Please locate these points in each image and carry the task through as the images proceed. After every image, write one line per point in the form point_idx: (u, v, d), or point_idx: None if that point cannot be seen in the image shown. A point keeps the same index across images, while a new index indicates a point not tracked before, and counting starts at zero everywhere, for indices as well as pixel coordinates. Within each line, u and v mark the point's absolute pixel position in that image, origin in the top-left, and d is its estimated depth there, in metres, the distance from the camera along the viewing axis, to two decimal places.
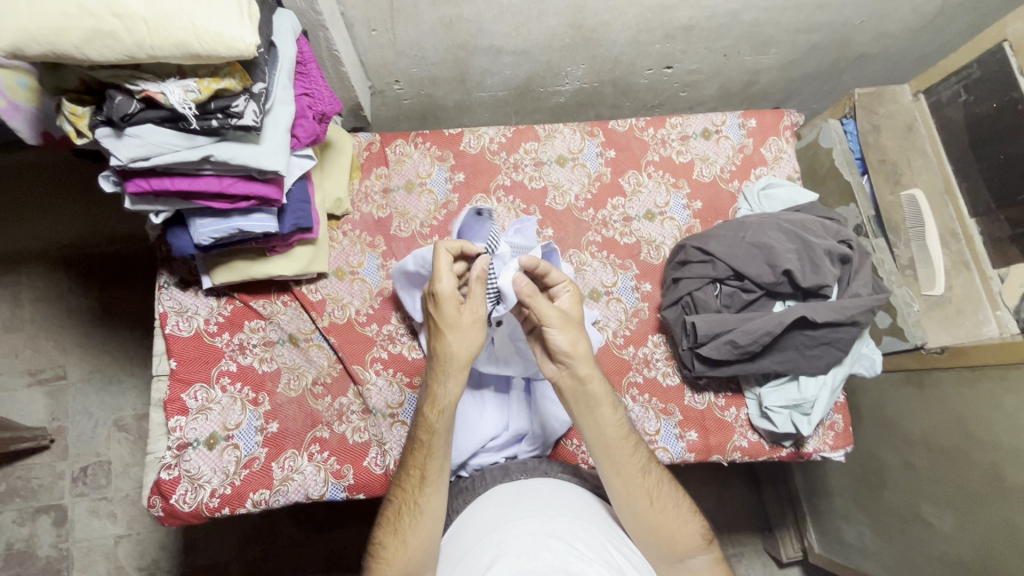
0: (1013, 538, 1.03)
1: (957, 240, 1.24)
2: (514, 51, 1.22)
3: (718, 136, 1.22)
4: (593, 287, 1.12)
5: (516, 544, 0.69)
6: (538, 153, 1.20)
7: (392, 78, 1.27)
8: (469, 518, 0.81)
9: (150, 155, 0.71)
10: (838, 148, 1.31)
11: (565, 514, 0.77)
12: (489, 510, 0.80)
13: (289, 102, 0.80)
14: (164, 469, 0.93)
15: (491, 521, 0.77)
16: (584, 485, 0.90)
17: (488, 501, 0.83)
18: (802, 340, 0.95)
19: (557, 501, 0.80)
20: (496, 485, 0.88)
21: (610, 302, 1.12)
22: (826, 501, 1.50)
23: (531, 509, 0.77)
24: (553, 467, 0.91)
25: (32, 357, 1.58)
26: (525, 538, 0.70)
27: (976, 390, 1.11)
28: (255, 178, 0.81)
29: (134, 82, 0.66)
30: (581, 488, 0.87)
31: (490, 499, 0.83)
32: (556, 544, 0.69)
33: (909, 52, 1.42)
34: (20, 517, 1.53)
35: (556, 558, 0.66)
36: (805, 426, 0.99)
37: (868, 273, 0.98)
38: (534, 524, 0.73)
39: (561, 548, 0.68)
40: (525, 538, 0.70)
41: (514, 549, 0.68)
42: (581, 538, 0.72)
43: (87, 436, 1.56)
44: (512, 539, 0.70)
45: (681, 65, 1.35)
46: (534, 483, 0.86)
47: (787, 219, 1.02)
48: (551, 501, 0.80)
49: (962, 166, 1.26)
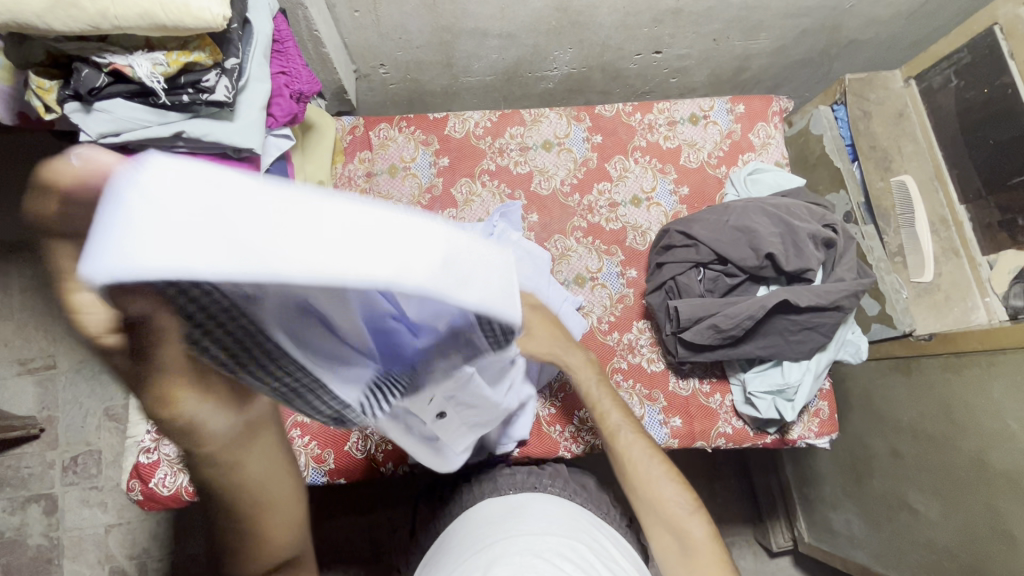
0: (996, 526, 1.03)
1: (947, 227, 1.24)
2: (500, 34, 1.21)
3: (705, 121, 1.21)
4: (578, 273, 1.12)
5: (503, 563, 0.67)
6: (524, 137, 1.18)
7: (378, 62, 1.26)
8: (463, 526, 0.82)
9: (121, 131, 0.70)
10: (828, 135, 1.30)
11: (554, 534, 0.75)
12: (479, 527, 0.79)
13: (265, 79, 0.79)
14: (143, 453, 0.93)
15: (479, 539, 0.75)
16: (573, 497, 0.90)
17: (477, 516, 0.83)
18: (785, 325, 0.95)
19: (547, 519, 0.79)
20: (485, 498, 0.88)
21: (595, 287, 1.12)
22: (817, 492, 1.51)
23: (518, 528, 0.76)
24: (542, 479, 0.91)
25: (22, 346, 1.57)
26: (513, 557, 0.68)
27: (961, 377, 1.11)
28: (230, 156, 0.81)
29: (102, 55, 0.66)
30: (572, 505, 0.87)
31: (479, 515, 0.83)
32: (541, 564, 0.67)
33: (900, 37, 1.40)
34: (11, 505, 1.53)
35: None
36: (789, 412, 0.99)
37: (853, 257, 0.97)
38: (522, 544, 0.71)
39: (547, 568, 0.66)
40: (512, 557, 0.68)
41: (502, 568, 0.66)
42: (569, 558, 0.70)
43: (77, 425, 1.56)
44: (498, 558, 0.68)
45: (671, 49, 1.34)
46: (524, 499, 0.85)
47: (772, 204, 1.01)
48: (540, 519, 0.79)
49: (951, 152, 1.25)
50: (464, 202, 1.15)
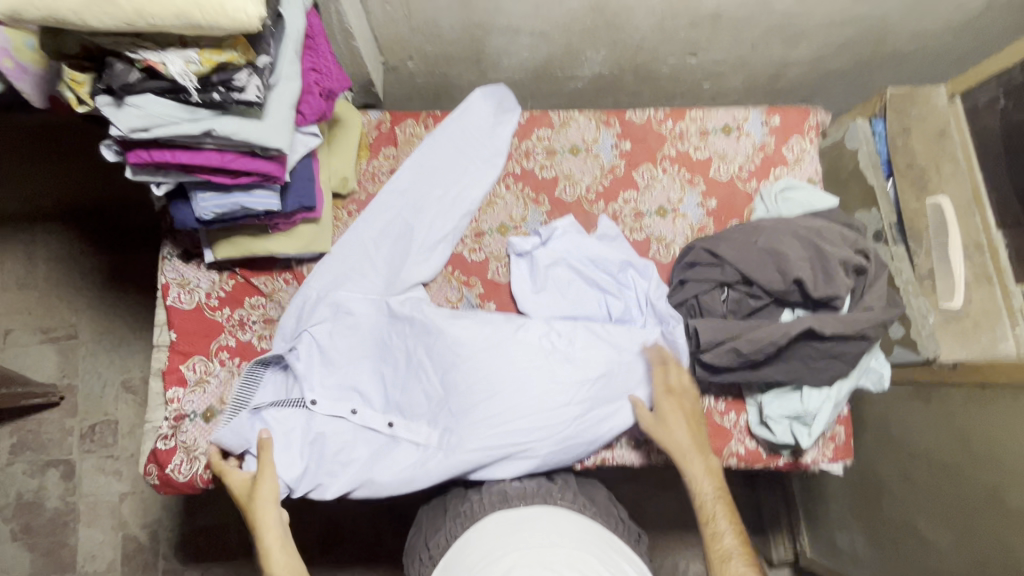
0: (1009, 559, 1.02)
1: (981, 252, 1.19)
2: (532, 32, 1.19)
3: (739, 133, 1.18)
4: (660, 205, 1.15)
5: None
6: (550, 141, 1.16)
7: (406, 55, 1.25)
8: (474, 553, 0.77)
9: (151, 127, 0.70)
10: (864, 151, 1.26)
11: (565, 546, 0.75)
12: (486, 538, 0.80)
13: (296, 77, 0.78)
14: (161, 439, 0.96)
15: (489, 551, 0.76)
16: (584, 511, 0.87)
17: (484, 528, 0.82)
18: (809, 352, 0.93)
19: (555, 532, 0.79)
20: (494, 511, 0.86)
21: (677, 219, 1.14)
22: (823, 510, 1.50)
23: (527, 541, 0.76)
24: (552, 492, 0.90)
25: (45, 315, 1.60)
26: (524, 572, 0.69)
27: (984, 410, 1.09)
28: (258, 154, 0.79)
29: (135, 51, 0.65)
30: (584, 520, 0.85)
31: (486, 526, 0.82)
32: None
33: (947, 51, 1.35)
34: (31, 468, 1.57)
35: None
36: (804, 438, 0.97)
37: (883, 287, 0.95)
38: (534, 558, 0.72)
39: None
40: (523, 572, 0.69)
41: None
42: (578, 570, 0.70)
43: (95, 395, 1.59)
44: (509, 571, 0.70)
45: (706, 54, 1.30)
46: (535, 512, 0.84)
47: (803, 226, 0.98)
48: (550, 532, 0.78)
49: (992, 176, 1.20)
50: (486, 204, 1.13)
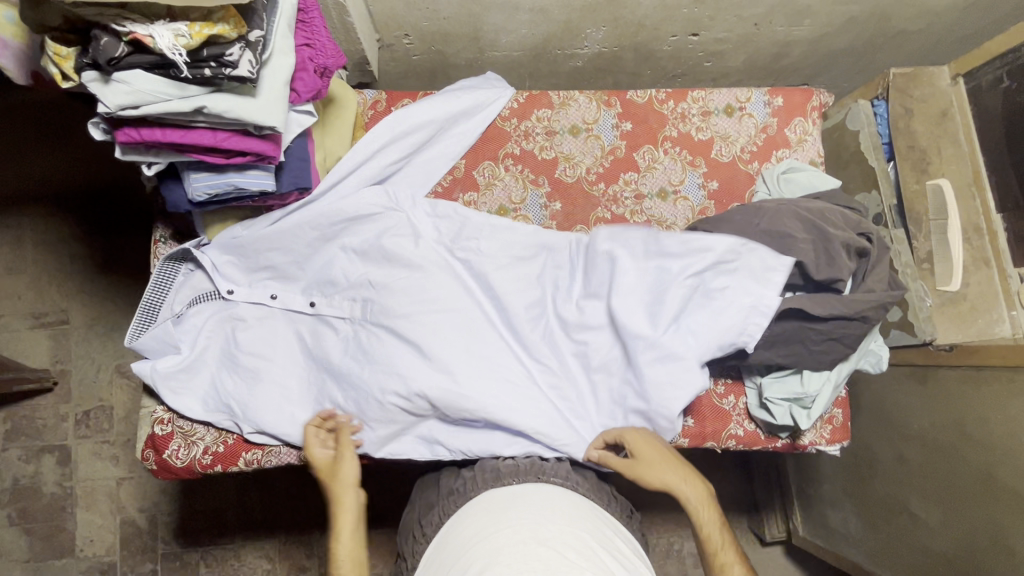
0: (997, 535, 1.05)
1: (980, 235, 1.20)
2: (532, 8, 1.16)
3: (741, 113, 1.16)
4: (728, 103, 1.16)
5: (507, 552, 0.67)
6: (550, 121, 1.14)
7: (402, 31, 1.21)
8: (467, 531, 0.76)
9: (140, 104, 0.67)
10: (866, 132, 1.23)
11: (558, 522, 0.75)
12: (478, 517, 0.78)
13: (289, 52, 0.75)
14: (158, 425, 0.99)
15: (482, 528, 0.75)
16: (577, 488, 0.88)
17: (477, 507, 0.81)
18: (808, 335, 0.93)
19: (549, 509, 0.78)
20: (489, 488, 0.87)
21: (743, 117, 1.16)
22: (816, 489, 1.52)
23: (522, 517, 0.75)
24: (546, 470, 0.91)
25: (36, 300, 1.58)
26: (517, 546, 0.68)
27: (977, 392, 1.10)
28: (251, 134, 0.77)
29: (121, 23, 0.63)
30: (576, 496, 0.86)
31: (479, 506, 0.81)
32: (546, 553, 0.66)
33: (952, 31, 1.33)
34: (26, 454, 1.56)
35: (547, 568, 0.63)
36: (803, 420, 0.98)
37: (885, 268, 0.94)
38: (527, 532, 0.71)
39: (553, 558, 0.66)
40: (517, 546, 0.68)
41: (507, 557, 0.66)
42: (573, 546, 0.69)
43: (89, 380, 1.58)
44: (503, 547, 0.68)
45: (708, 32, 1.28)
46: (529, 490, 0.85)
47: (805, 207, 0.97)
48: (544, 509, 0.78)
49: (994, 158, 1.20)
50: (485, 186, 1.12)
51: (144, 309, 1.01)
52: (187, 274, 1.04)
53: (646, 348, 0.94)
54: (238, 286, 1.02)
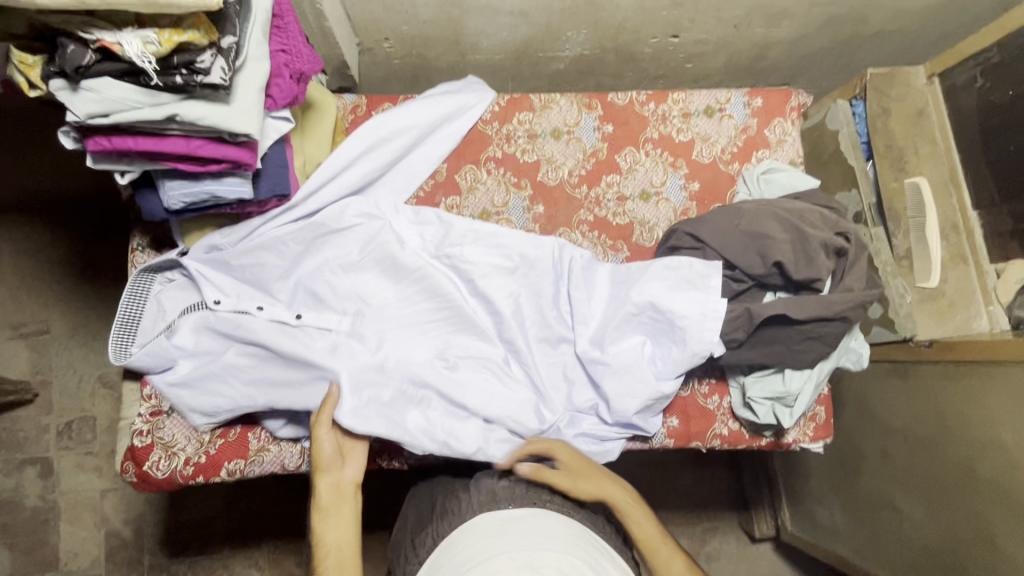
0: (977, 527, 1.06)
1: (957, 233, 1.22)
2: (512, 11, 1.16)
3: (721, 115, 1.17)
4: (707, 104, 1.17)
5: None
6: (531, 124, 1.14)
7: (382, 35, 1.21)
8: (459, 555, 0.72)
9: (110, 112, 0.67)
10: (844, 132, 1.23)
11: (552, 548, 0.70)
12: (469, 541, 0.74)
13: (263, 59, 0.74)
14: (136, 436, 0.98)
15: (473, 555, 0.70)
16: (573, 513, 0.82)
17: (468, 531, 0.76)
18: (789, 335, 0.94)
19: (544, 532, 0.73)
20: (481, 512, 0.79)
21: (723, 118, 1.16)
22: (803, 485, 1.54)
23: (515, 542, 0.71)
24: (541, 494, 0.84)
25: (14, 310, 1.55)
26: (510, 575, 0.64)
27: (955, 385, 1.12)
28: (227, 141, 0.76)
29: (88, 30, 0.62)
30: (573, 521, 0.80)
31: (470, 529, 0.76)
32: None
33: (925, 31, 1.35)
34: (6, 467, 1.53)
35: None
36: (786, 419, 0.99)
37: (863, 267, 0.95)
38: (521, 559, 0.67)
39: None
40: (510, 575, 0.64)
41: None
42: None
43: (71, 390, 1.55)
44: None
45: (688, 34, 1.28)
46: (524, 514, 0.78)
47: (785, 208, 0.98)
48: (539, 532, 0.73)
49: (969, 156, 1.22)
50: (468, 189, 1.12)
51: (120, 324, 0.97)
52: (165, 284, 1.00)
53: (619, 355, 0.99)
54: (224, 296, 0.98)
